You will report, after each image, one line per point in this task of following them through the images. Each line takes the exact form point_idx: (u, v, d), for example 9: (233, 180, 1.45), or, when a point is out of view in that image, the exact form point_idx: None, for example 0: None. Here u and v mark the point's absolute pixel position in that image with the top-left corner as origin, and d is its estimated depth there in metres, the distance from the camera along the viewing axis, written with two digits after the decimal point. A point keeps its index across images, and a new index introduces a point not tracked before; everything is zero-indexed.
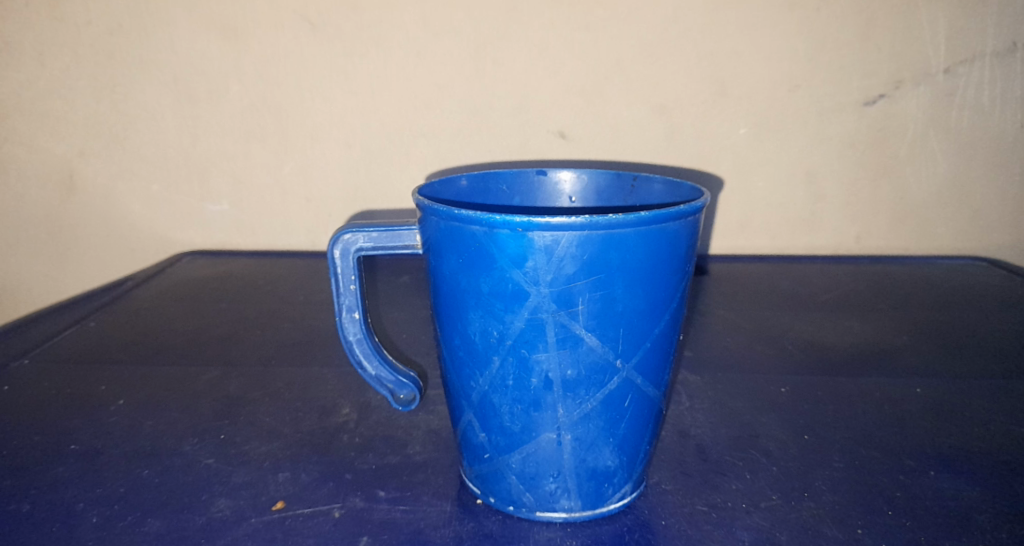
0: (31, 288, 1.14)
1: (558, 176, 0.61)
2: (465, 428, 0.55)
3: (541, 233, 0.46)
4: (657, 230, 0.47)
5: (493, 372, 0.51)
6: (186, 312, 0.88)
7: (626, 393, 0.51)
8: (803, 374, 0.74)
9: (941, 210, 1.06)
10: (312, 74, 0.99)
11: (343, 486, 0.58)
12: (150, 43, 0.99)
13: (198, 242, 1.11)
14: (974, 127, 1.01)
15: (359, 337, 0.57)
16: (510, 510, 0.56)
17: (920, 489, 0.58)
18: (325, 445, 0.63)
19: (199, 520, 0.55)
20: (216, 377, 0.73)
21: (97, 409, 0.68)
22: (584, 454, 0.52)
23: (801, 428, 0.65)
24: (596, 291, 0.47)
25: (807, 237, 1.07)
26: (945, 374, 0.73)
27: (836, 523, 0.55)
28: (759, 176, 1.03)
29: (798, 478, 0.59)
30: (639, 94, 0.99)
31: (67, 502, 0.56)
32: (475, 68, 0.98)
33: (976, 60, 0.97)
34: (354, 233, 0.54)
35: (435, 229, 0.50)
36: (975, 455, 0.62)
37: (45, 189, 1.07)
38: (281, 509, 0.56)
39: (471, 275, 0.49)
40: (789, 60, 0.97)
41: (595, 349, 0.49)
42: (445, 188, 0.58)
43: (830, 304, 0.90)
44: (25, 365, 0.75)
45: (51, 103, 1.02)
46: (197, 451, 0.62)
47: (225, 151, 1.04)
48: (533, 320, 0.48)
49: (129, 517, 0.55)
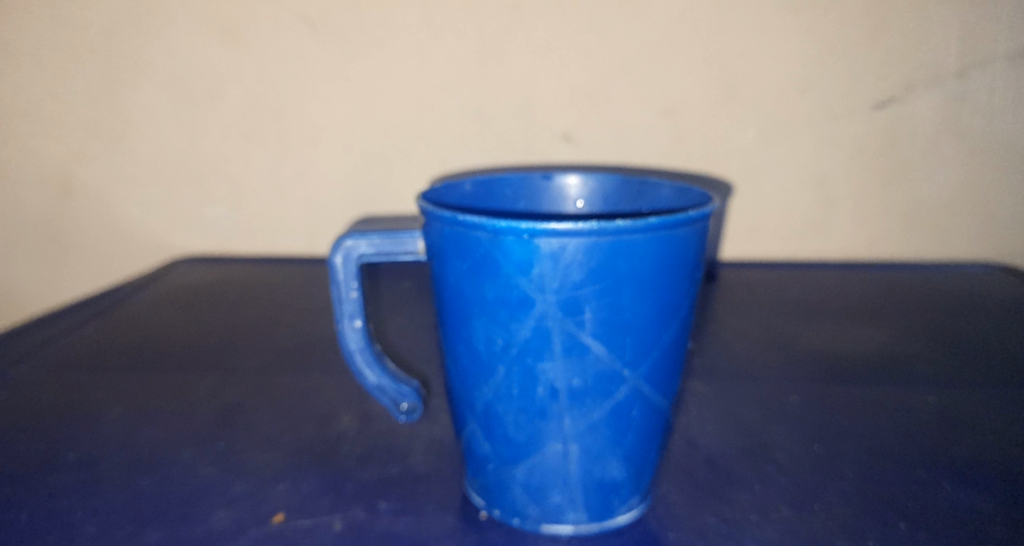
0: (34, 292, 1.13)
1: (564, 181, 0.60)
2: (469, 437, 0.54)
3: (548, 239, 0.44)
4: (666, 236, 0.46)
5: (498, 380, 0.49)
6: (185, 318, 0.87)
7: (634, 403, 0.50)
8: (814, 383, 0.72)
9: (952, 215, 1.05)
10: (315, 78, 0.98)
11: (344, 496, 0.57)
12: (151, 46, 0.98)
13: (200, 246, 1.10)
14: (986, 132, 1.00)
15: (360, 344, 0.56)
16: (515, 521, 0.54)
17: (934, 499, 0.56)
18: (326, 454, 0.62)
19: (197, 530, 0.54)
20: (216, 385, 0.72)
21: (94, 417, 0.67)
22: (591, 464, 0.51)
23: (812, 438, 0.64)
24: (603, 299, 0.46)
25: (815, 242, 1.06)
26: (958, 384, 0.72)
27: (849, 536, 0.53)
28: (767, 180, 1.02)
29: (809, 489, 0.58)
30: (645, 97, 0.97)
31: (63, 511, 0.55)
32: (479, 71, 0.97)
33: (987, 63, 0.96)
34: (357, 238, 0.53)
35: (440, 235, 0.49)
36: (990, 465, 0.60)
37: (45, 194, 1.06)
38: (282, 519, 0.55)
39: (475, 281, 0.48)
40: (797, 63, 0.96)
41: (602, 358, 0.48)
42: (449, 193, 0.57)
43: (838, 310, 0.89)
44: (24, 371, 0.74)
45: (52, 106, 1.02)
46: (196, 459, 0.61)
47: (227, 154, 1.03)
48: (538, 329, 0.47)
49: (127, 527, 0.54)
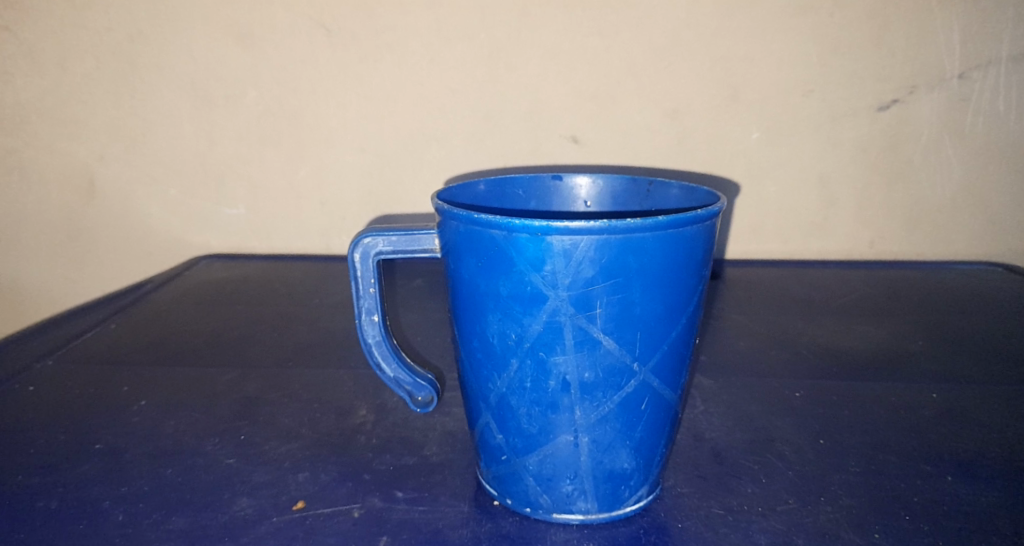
0: (51, 290, 1.15)
1: (574, 181, 0.62)
2: (482, 429, 0.55)
3: (560, 236, 0.46)
4: (674, 235, 0.47)
5: (511, 374, 0.51)
6: (202, 314, 0.89)
7: (643, 395, 0.52)
8: (820, 380, 0.74)
9: (955, 215, 1.06)
10: (327, 80, 1.00)
11: (362, 486, 0.59)
12: (168, 49, 1.00)
13: (214, 245, 1.12)
14: (989, 132, 1.01)
15: (378, 339, 0.58)
16: (527, 511, 0.56)
17: (936, 493, 0.58)
18: (343, 445, 0.64)
19: (220, 518, 0.56)
20: (234, 378, 0.74)
21: (119, 409, 0.69)
22: (601, 456, 0.53)
23: (817, 432, 0.66)
24: (614, 295, 0.48)
25: (819, 241, 1.07)
26: (962, 381, 0.73)
27: (853, 527, 0.55)
28: (771, 180, 1.03)
29: (814, 481, 0.59)
30: (652, 99, 0.99)
31: (92, 500, 0.57)
32: (489, 73, 0.99)
33: (990, 65, 0.97)
34: (374, 237, 0.55)
35: (455, 233, 0.50)
36: (991, 459, 0.62)
37: (65, 195, 1.09)
38: (301, 508, 0.57)
39: (490, 278, 0.49)
40: (802, 65, 0.97)
41: (612, 352, 0.49)
42: (462, 193, 0.59)
43: (842, 308, 0.90)
44: (48, 366, 0.76)
45: (72, 108, 1.04)
46: (218, 450, 0.63)
47: (240, 155, 1.05)
48: (551, 323, 0.49)
49: (153, 515, 0.56)
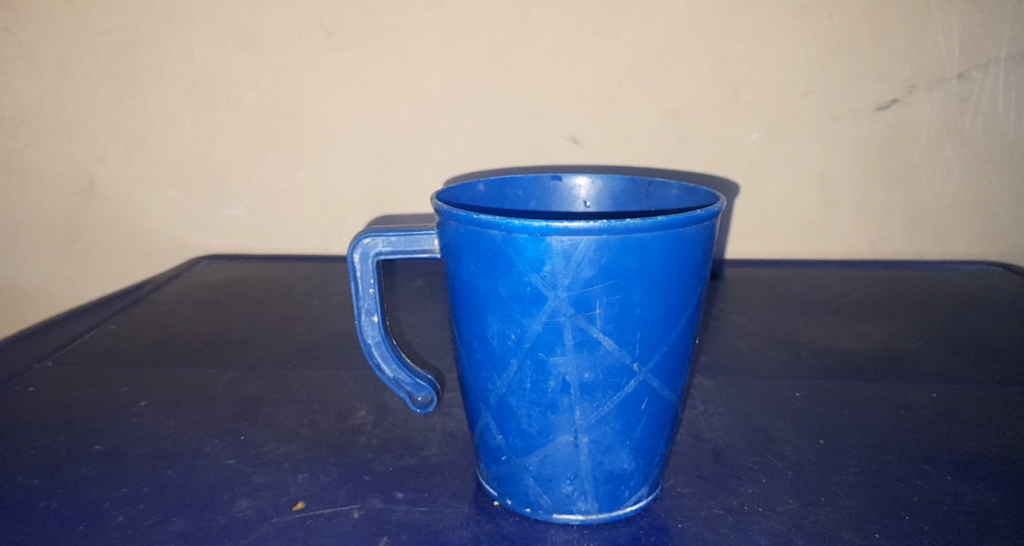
0: (52, 291, 1.15)
1: (574, 182, 0.62)
2: (482, 430, 0.55)
3: (560, 237, 0.46)
4: (674, 235, 0.47)
5: (511, 374, 0.51)
6: (202, 314, 0.89)
7: (643, 396, 0.52)
8: (820, 380, 0.74)
9: (955, 215, 1.06)
10: (327, 81, 1.00)
11: (362, 487, 0.59)
12: (169, 50, 1.00)
13: (214, 246, 1.12)
14: (988, 132, 1.01)
15: (378, 340, 0.58)
16: (527, 511, 0.56)
17: (936, 493, 0.58)
18: (343, 446, 0.64)
19: (220, 519, 0.56)
20: (234, 379, 0.74)
21: (119, 409, 0.69)
22: (601, 456, 0.53)
23: (817, 432, 0.66)
24: (614, 295, 0.48)
25: (819, 242, 1.07)
26: (963, 381, 0.73)
27: (853, 527, 0.55)
28: (771, 181, 1.03)
29: (814, 482, 0.59)
30: (653, 99, 0.99)
31: (92, 501, 0.57)
32: (489, 74, 0.99)
33: (989, 65, 0.97)
34: (374, 237, 0.55)
35: (454, 234, 0.50)
36: (991, 459, 0.62)
37: (65, 196, 1.09)
38: (301, 509, 0.57)
39: (489, 279, 0.49)
40: (802, 65, 0.97)
41: (612, 352, 0.49)
42: (462, 194, 0.59)
43: (843, 308, 0.90)
44: (49, 366, 0.77)
45: (73, 109, 1.04)
46: (218, 451, 0.63)
47: (241, 155, 1.05)
48: (550, 324, 0.49)
49: (153, 516, 0.56)
